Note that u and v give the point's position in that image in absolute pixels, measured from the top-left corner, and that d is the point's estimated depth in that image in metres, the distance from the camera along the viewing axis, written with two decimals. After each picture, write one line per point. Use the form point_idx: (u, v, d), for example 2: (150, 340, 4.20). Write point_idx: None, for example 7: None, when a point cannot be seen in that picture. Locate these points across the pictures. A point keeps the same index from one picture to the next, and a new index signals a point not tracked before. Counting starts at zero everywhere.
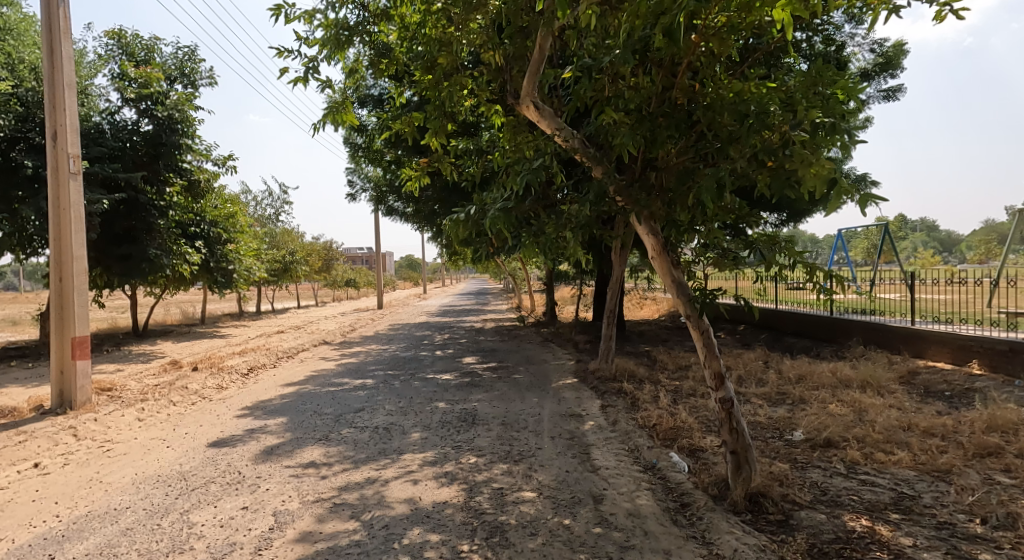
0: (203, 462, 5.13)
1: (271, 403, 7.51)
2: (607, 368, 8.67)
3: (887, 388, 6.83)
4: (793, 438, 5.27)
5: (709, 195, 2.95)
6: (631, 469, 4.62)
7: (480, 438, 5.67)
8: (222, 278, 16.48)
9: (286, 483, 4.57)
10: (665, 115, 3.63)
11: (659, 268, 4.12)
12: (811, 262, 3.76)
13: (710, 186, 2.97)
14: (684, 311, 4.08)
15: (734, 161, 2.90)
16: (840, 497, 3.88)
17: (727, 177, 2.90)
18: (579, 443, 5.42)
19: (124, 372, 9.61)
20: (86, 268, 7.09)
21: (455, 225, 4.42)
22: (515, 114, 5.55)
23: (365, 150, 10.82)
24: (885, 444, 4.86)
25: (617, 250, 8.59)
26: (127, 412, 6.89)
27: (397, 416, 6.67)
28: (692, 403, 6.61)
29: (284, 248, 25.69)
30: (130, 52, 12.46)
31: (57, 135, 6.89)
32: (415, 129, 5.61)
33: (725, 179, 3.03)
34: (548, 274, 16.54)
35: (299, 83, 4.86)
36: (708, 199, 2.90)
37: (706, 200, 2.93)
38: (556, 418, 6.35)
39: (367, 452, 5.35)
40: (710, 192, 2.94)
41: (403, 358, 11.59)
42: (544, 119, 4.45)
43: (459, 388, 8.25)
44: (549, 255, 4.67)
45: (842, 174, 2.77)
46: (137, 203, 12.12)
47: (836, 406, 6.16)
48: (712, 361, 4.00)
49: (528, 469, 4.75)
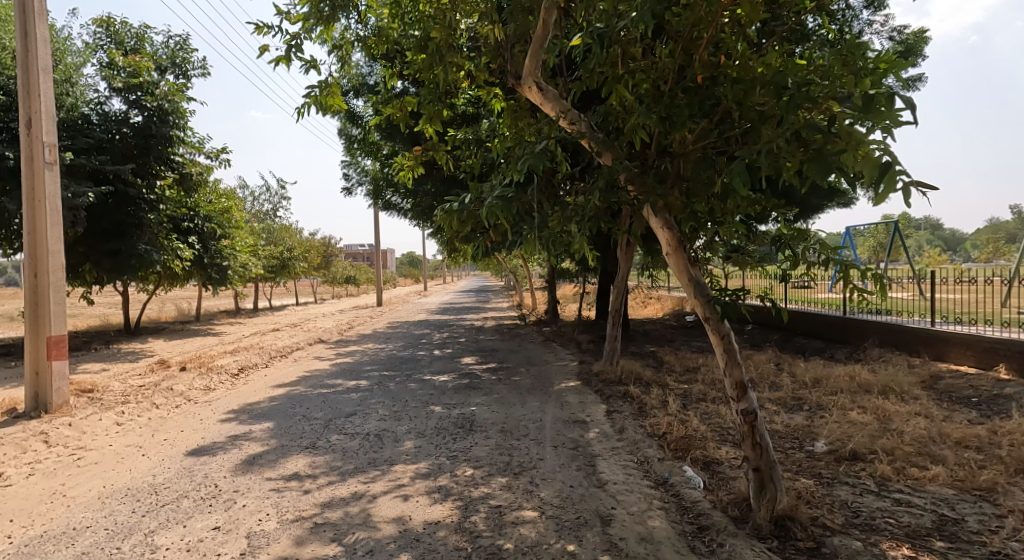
0: (178, 473, 4.74)
1: (258, 407, 7.11)
2: (612, 370, 8.29)
3: (910, 393, 6.43)
4: (815, 449, 4.88)
5: (742, 182, 2.54)
6: (641, 484, 4.22)
7: (478, 447, 5.30)
8: (216, 275, 15.91)
9: (265, 498, 4.18)
10: (685, 92, 3.18)
11: (674, 265, 3.67)
12: (845, 260, 3.33)
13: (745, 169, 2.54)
14: (702, 313, 3.67)
15: (771, 144, 2.49)
16: (875, 521, 3.48)
17: (765, 163, 2.48)
18: (584, 453, 5.03)
19: (110, 371, 9.24)
20: (63, 263, 6.71)
21: (447, 216, 3.96)
22: (515, 98, 5.10)
23: (361, 141, 10.41)
24: (917, 458, 4.47)
25: (624, 247, 8.20)
26: (105, 416, 6.51)
27: (390, 422, 6.29)
28: (703, 409, 6.23)
29: (281, 244, 25.20)
30: (119, 40, 12.02)
31: (31, 122, 6.48)
32: (406, 114, 5.17)
33: (758, 162, 2.60)
34: (549, 271, 16.11)
35: (280, 62, 4.33)
36: (742, 187, 2.48)
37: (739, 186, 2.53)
38: (559, 425, 5.96)
39: (356, 463, 4.96)
40: (743, 177, 2.52)
41: (400, 358, 11.19)
42: (548, 101, 4.04)
43: (456, 391, 7.85)
44: (552, 250, 4.25)
45: (893, 160, 2.34)
46: (126, 196, 11.71)
47: (858, 413, 5.77)
48: (734, 369, 3.58)
49: (529, 484, 4.36)
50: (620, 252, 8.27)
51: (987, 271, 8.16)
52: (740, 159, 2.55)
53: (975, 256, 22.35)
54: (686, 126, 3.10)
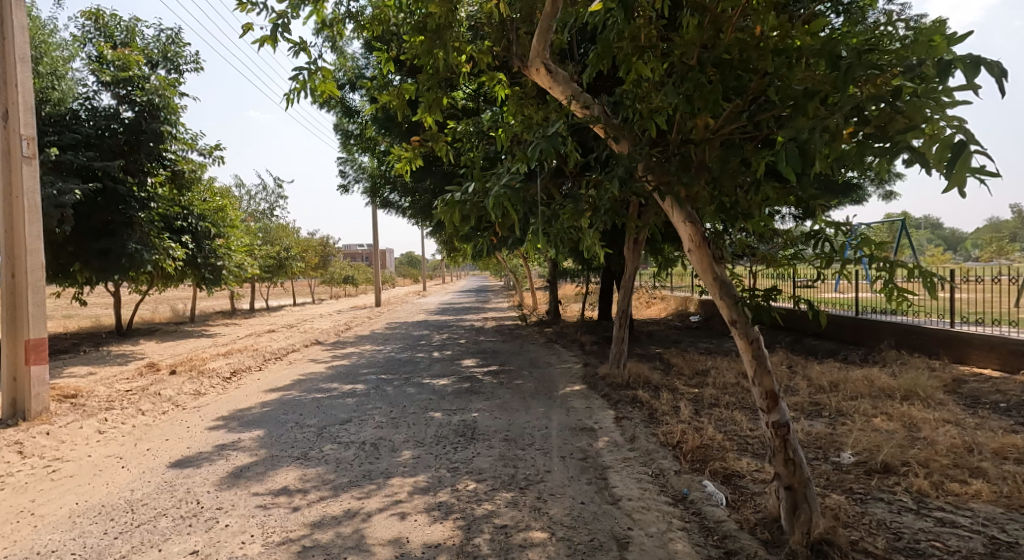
0: (158, 488, 4.41)
1: (248, 413, 6.77)
2: (619, 373, 7.96)
3: (934, 398, 6.12)
4: (842, 460, 4.56)
5: (791, 168, 2.19)
6: (658, 501, 3.90)
7: (480, 457, 4.97)
8: (210, 275, 15.52)
9: (249, 517, 3.85)
10: (715, 67, 2.79)
11: (698, 263, 3.35)
12: (889, 259, 3.01)
13: (796, 153, 2.19)
14: (728, 316, 3.35)
15: (826, 122, 2.15)
16: (919, 545, 3.16)
17: (819, 143, 2.13)
18: (594, 465, 4.69)
19: (96, 375, 8.90)
20: (42, 263, 6.37)
21: (448, 209, 3.52)
22: (521, 85, 4.75)
23: (358, 138, 10.13)
24: (955, 471, 4.15)
25: (631, 245, 7.88)
26: (87, 424, 6.17)
27: (387, 429, 5.96)
28: (717, 415, 5.90)
29: (278, 243, 24.83)
30: (109, 34, 11.63)
31: (7, 114, 6.13)
32: (404, 103, 4.81)
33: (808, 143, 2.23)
34: (552, 270, 15.77)
35: (266, 44, 3.98)
36: (793, 173, 2.14)
37: (790, 170, 2.15)
38: (565, 433, 5.63)
39: (350, 475, 4.63)
40: (794, 162, 2.17)
41: (398, 360, 10.85)
42: (558, 84, 3.72)
43: (457, 395, 7.51)
44: (561, 248, 3.91)
45: (966, 139, 2.01)
46: (116, 194, 11.37)
47: (883, 420, 5.46)
48: (764, 378, 3.26)
49: (537, 500, 4.03)
50: (627, 251, 7.94)
51: (995, 270, 7.89)
52: (789, 142, 2.21)
53: (978, 254, 22.07)
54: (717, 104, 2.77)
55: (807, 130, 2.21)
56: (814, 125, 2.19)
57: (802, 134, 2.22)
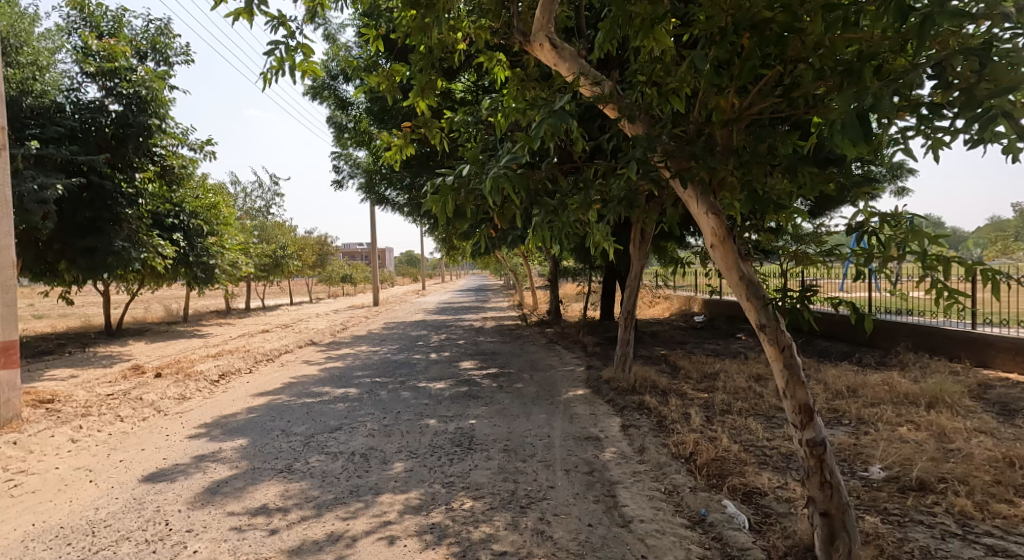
0: (126, 506, 4.03)
1: (233, 420, 6.39)
2: (624, 377, 7.59)
3: (962, 405, 5.74)
4: (871, 475, 4.19)
5: (851, 136, 1.79)
6: (673, 523, 3.53)
7: (478, 470, 4.60)
8: (202, 274, 15.12)
9: (222, 541, 3.47)
10: (750, 29, 2.37)
11: (722, 260, 2.97)
12: (942, 253, 2.65)
13: (856, 118, 1.79)
14: (755, 321, 2.98)
15: (896, 83, 1.76)
16: None
17: (889, 108, 1.73)
18: (600, 480, 4.32)
19: (77, 378, 8.49)
20: (13, 260, 6.00)
21: (439, 197, 2.97)
22: (523, 67, 4.36)
23: (353, 131, 9.75)
24: (999, 489, 3.78)
25: (636, 243, 7.53)
26: (59, 432, 5.79)
27: (379, 438, 5.59)
28: (731, 424, 5.53)
29: (274, 242, 24.43)
30: (95, 24, 11.24)
31: None
32: (395, 87, 4.42)
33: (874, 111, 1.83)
34: (553, 269, 15.39)
35: (242, 17, 3.57)
36: (854, 143, 1.74)
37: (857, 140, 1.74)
38: (569, 442, 5.27)
39: (335, 491, 4.26)
40: (854, 128, 1.77)
41: (394, 362, 10.48)
42: (563, 61, 3.35)
43: (454, 400, 7.14)
44: (566, 243, 3.52)
45: None
46: (102, 190, 11.03)
47: (909, 430, 5.08)
48: (797, 391, 2.90)
49: (540, 521, 3.65)
50: (632, 249, 7.57)
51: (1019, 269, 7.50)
52: (849, 106, 1.81)
53: None
54: (757, 73, 2.38)
55: (875, 93, 1.80)
56: (882, 88, 1.79)
57: (867, 98, 1.81)
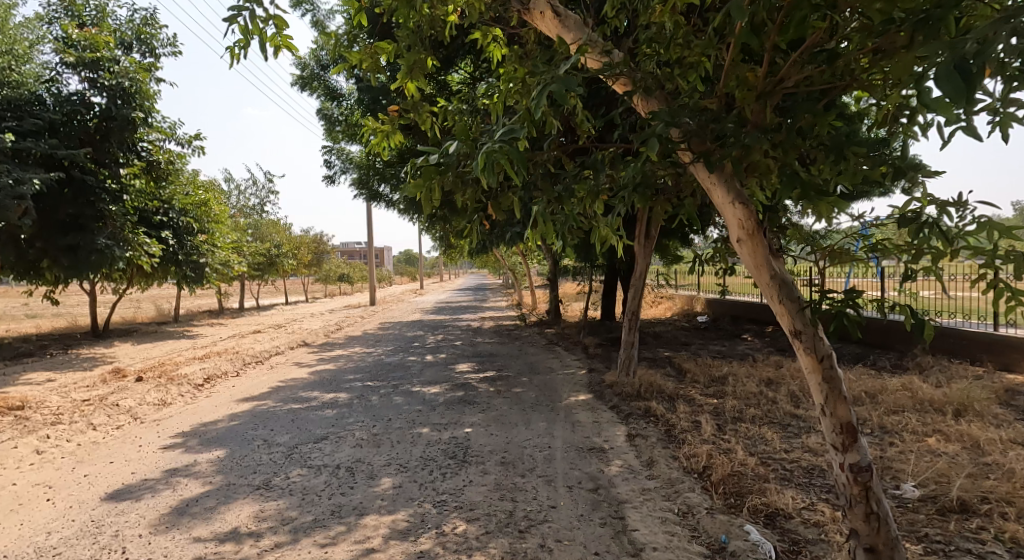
0: (82, 529, 3.64)
1: (212, 428, 6.00)
2: (627, 382, 7.21)
3: (991, 412, 5.38)
4: (904, 494, 3.80)
5: (947, 90, 1.35)
6: (691, 553, 3.14)
7: (473, 487, 4.21)
8: (192, 273, 14.70)
9: None
10: None
11: (750, 257, 2.59)
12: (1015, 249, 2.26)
13: (955, 68, 1.36)
14: (789, 327, 2.61)
15: (1007, 26, 1.34)
16: None
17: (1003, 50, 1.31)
18: (607, 499, 3.93)
19: (54, 382, 8.09)
20: None
21: (422, 181, 2.48)
22: (521, 44, 3.95)
23: (344, 123, 9.37)
24: None
25: (642, 241, 7.16)
26: (24, 442, 5.40)
27: (367, 449, 5.20)
28: (745, 433, 5.15)
29: (268, 241, 24.00)
30: (77, 12, 10.86)
31: None
32: (379, 65, 3.98)
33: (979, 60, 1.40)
34: (552, 269, 15.01)
35: None
36: (953, 98, 1.30)
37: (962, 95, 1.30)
38: (572, 454, 4.89)
39: (316, 511, 3.87)
40: (952, 80, 1.34)
41: (388, 364, 10.09)
42: (569, 30, 2.99)
43: (448, 406, 6.74)
44: (570, 239, 3.08)
45: None
46: (84, 186, 10.58)
47: (939, 441, 4.71)
48: (839, 407, 2.52)
49: (541, 549, 3.26)
50: (637, 247, 7.19)
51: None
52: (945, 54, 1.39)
53: None
54: (805, 28, 2.00)
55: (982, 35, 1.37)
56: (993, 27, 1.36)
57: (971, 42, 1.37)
